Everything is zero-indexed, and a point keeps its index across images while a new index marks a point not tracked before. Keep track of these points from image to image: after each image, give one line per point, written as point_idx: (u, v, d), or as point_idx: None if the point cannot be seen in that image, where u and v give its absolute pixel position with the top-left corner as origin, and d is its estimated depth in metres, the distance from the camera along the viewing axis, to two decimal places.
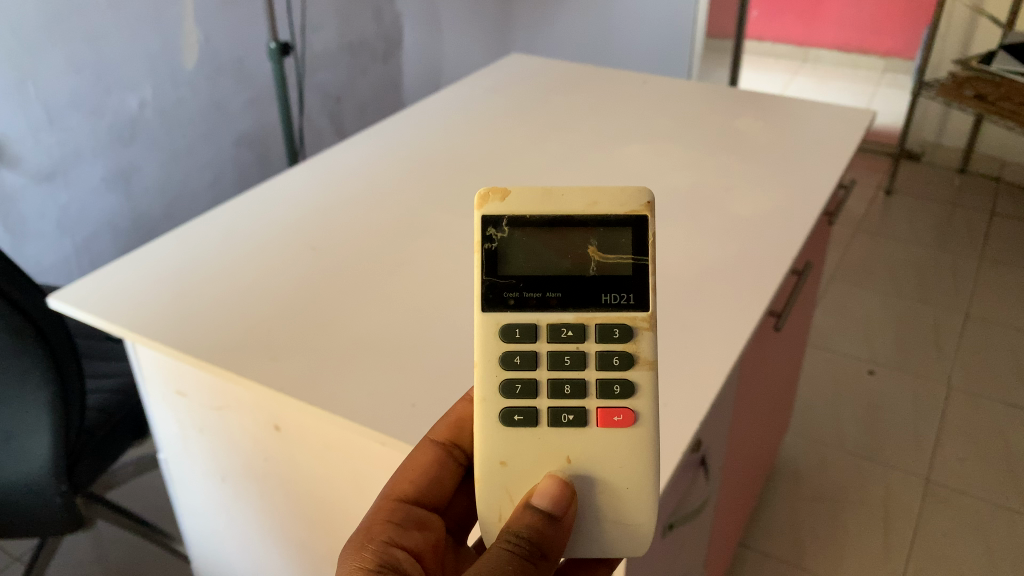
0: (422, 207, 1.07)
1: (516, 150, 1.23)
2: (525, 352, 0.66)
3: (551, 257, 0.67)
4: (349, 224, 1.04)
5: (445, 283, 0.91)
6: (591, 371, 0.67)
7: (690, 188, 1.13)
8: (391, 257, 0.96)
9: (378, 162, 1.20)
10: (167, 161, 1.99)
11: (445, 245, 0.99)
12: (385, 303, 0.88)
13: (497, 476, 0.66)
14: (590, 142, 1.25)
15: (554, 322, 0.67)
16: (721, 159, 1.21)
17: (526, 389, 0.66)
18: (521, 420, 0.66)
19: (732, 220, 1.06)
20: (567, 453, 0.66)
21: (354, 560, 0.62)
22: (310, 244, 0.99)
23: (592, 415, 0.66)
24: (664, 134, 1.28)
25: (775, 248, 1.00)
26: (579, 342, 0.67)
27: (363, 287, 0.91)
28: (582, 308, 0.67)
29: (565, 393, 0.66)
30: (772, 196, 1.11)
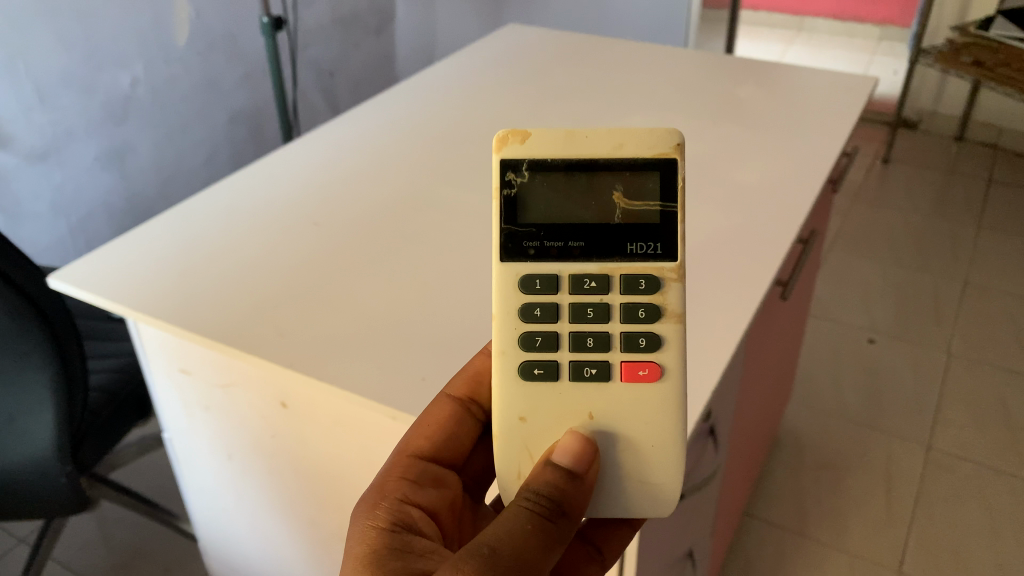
0: (425, 179, 1.07)
1: (517, 121, 1.21)
2: (546, 305, 0.68)
3: (576, 204, 0.69)
4: (352, 197, 1.03)
5: (452, 255, 0.91)
6: (615, 323, 0.68)
7: (694, 158, 1.12)
8: (396, 231, 0.96)
9: (376, 135, 1.18)
10: (160, 139, 1.97)
11: (451, 216, 0.98)
12: (392, 276, 0.88)
13: (518, 431, 0.68)
14: (590, 113, 1.24)
15: (577, 274, 0.68)
16: (723, 127, 1.20)
17: (547, 342, 0.68)
18: (541, 373, 0.68)
19: (737, 189, 1.05)
20: (587, 408, 0.68)
21: (367, 521, 0.64)
22: (313, 217, 0.98)
23: (615, 368, 0.68)
24: (664, 104, 1.27)
25: (781, 217, 1.00)
26: (603, 294, 0.68)
27: (370, 260, 0.91)
28: (606, 258, 0.68)
29: (587, 347, 0.68)
30: (776, 163, 1.11)
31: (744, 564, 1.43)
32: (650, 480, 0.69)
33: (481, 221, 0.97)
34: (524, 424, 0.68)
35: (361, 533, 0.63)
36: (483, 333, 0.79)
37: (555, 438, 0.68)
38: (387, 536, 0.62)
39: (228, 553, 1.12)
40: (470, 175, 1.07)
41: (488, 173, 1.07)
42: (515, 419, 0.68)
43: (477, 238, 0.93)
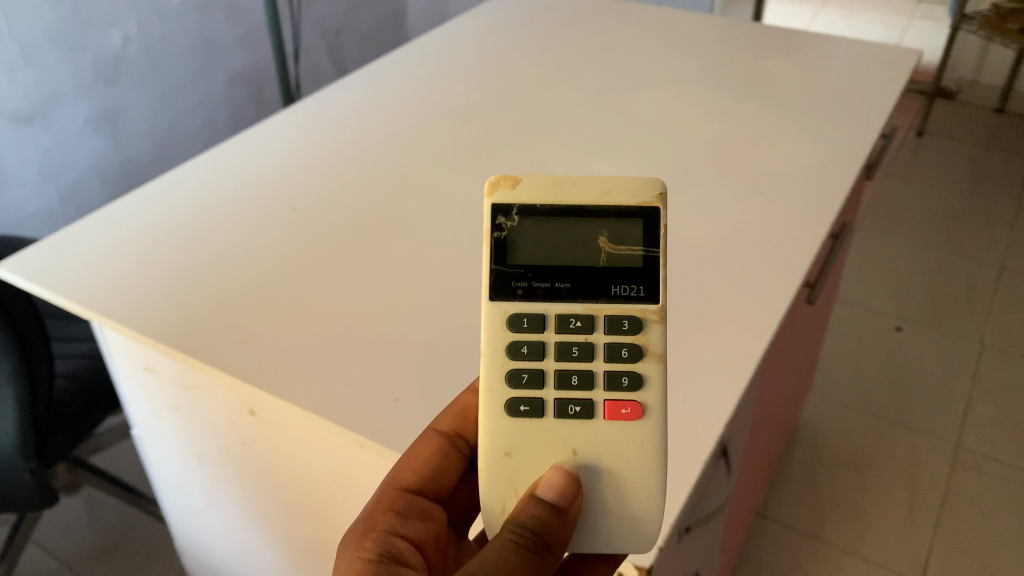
0: (416, 163, 0.97)
1: (522, 95, 1.11)
2: (533, 343, 0.59)
3: (560, 249, 0.61)
4: (335, 182, 0.93)
5: (439, 253, 0.81)
6: (602, 363, 0.59)
7: (715, 141, 1.01)
8: (380, 220, 0.86)
9: (368, 109, 1.08)
10: (155, 101, 1.88)
11: (441, 207, 0.88)
12: (371, 277, 0.78)
13: (501, 468, 0.58)
14: (603, 87, 1.13)
15: (562, 313, 0.60)
16: (749, 106, 1.09)
17: (533, 379, 0.58)
18: (529, 411, 0.58)
19: (762, 178, 0.95)
20: (570, 446, 0.58)
21: (349, 560, 0.54)
22: (291, 204, 0.89)
23: (601, 408, 0.58)
24: (685, 78, 1.15)
25: (811, 211, 0.89)
26: (588, 334, 0.59)
27: (349, 257, 0.81)
28: (591, 300, 0.60)
29: (569, 386, 0.59)
30: (808, 149, 1.00)
31: (755, 569, 1.35)
32: (632, 512, 0.58)
33: (475, 212, 0.87)
34: (509, 461, 0.58)
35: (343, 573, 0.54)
36: (467, 348, 0.70)
37: (537, 476, 0.58)
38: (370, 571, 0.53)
39: (205, 554, 1.05)
40: (465, 159, 0.97)
41: (485, 157, 0.97)
42: (500, 453, 0.58)
43: (469, 234, 0.84)
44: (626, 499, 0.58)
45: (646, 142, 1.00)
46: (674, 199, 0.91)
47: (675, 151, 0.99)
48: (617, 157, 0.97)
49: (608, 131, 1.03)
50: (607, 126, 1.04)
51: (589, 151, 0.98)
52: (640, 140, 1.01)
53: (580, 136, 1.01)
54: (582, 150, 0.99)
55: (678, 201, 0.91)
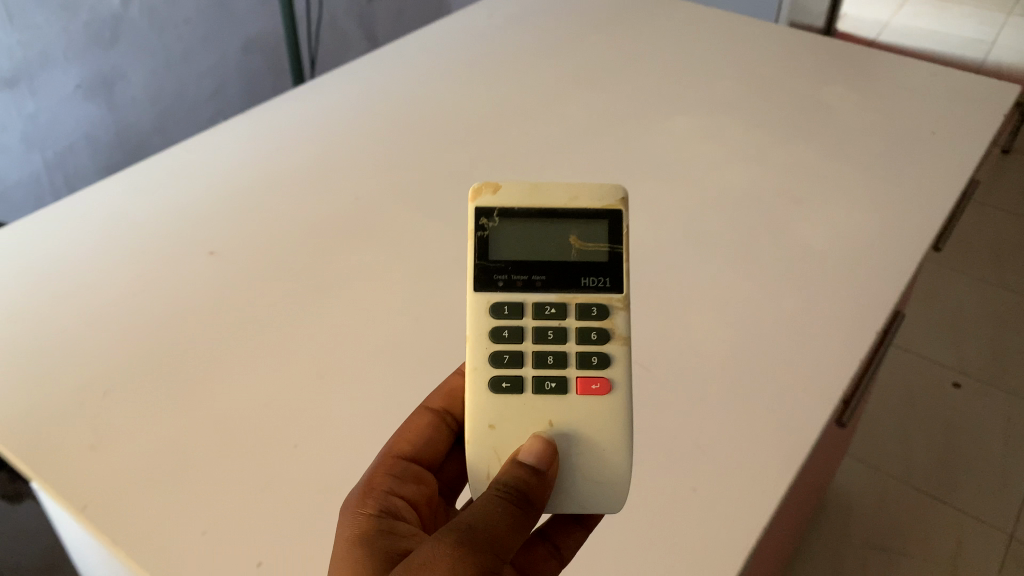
0: (375, 198, 0.80)
1: (523, 115, 0.92)
2: (513, 327, 0.56)
3: (533, 249, 0.59)
4: (270, 217, 0.77)
5: (369, 339, 0.64)
6: (573, 344, 0.56)
7: (747, 193, 0.82)
8: (311, 277, 0.70)
9: (334, 121, 0.91)
10: (158, 68, 1.74)
11: (389, 267, 0.71)
12: (276, 366, 0.62)
13: (486, 438, 0.54)
14: (621, 111, 0.94)
15: (536, 300, 0.58)
16: (796, 149, 0.89)
17: (512, 360, 0.55)
18: (513, 388, 0.55)
19: (800, 250, 0.76)
20: (549, 418, 0.54)
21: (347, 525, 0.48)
22: (209, 245, 0.73)
23: (575, 382, 0.55)
24: (721, 106, 0.95)
25: (857, 303, 0.70)
26: (561, 318, 0.57)
27: (254, 332, 0.65)
28: (564, 290, 0.58)
29: (542, 364, 0.56)
30: (864, 214, 0.79)
31: None
32: (608, 475, 0.53)
33: (429, 278, 0.70)
34: (495, 431, 0.54)
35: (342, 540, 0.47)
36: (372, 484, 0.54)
37: (519, 443, 0.53)
38: (371, 537, 0.47)
39: None
40: (434, 199, 0.80)
41: (458, 200, 0.80)
42: (484, 424, 0.54)
43: (414, 314, 0.67)
44: (599, 462, 0.54)
45: (659, 194, 0.82)
46: (682, 274, 0.72)
47: (695, 205, 0.80)
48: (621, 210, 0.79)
49: (615, 174, 0.84)
50: (615, 167, 0.85)
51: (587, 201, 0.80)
52: (651, 190, 0.82)
53: (581, 177, 0.83)
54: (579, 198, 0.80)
55: (686, 277, 0.72)
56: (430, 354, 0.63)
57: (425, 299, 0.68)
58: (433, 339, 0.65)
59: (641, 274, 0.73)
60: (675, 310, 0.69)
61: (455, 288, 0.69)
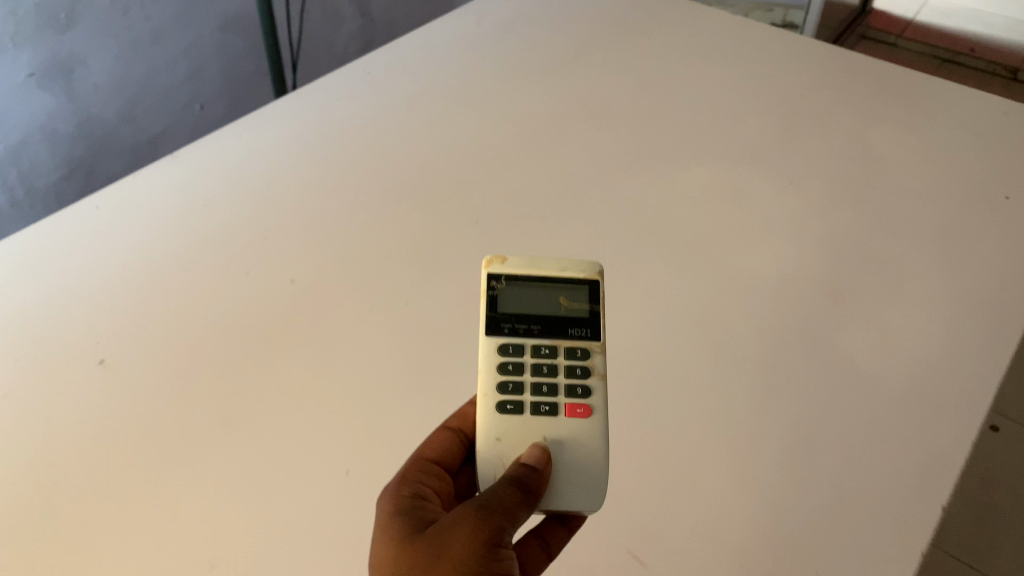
0: (315, 282, 0.65)
1: (509, 165, 0.76)
2: (515, 354, 0.53)
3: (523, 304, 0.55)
4: (181, 310, 0.63)
5: (280, 512, 0.51)
6: (564, 374, 0.53)
7: (778, 279, 0.67)
8: (222, 408, 0.56)
9: (275, 167, 0.75)
10: (122, 51, 1.39)
11: (318, 395, 0.57)
12: (155, 549, 0.49)
13: (490, 451, 0.50)
14: (625, 160, 0.77)
15: (530, 334, 0.54)
16: (838, 217, 0.72)
17: (513, 385, 0.52)
18: (516, 409, 0.51)
19: (842, 362, 0.60)
20: (542, 437, 0.50)
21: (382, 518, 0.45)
22: (100, 350, 0.60)
23: (565, 407, 0.52)
24: (747, 153, 0.79)
25: (914, 445, 0.55)
26: (556, 351, 0.54)
27: (136, 491, 0.52)
28: (556, 330, 0.55)
29: (534, 389, 0.52)
30: (921, 316, 0.64)
31: None
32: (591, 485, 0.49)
33: (370, 409, 0.56)
34: (499, 445, 0.50)
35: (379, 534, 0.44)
36: None
37: (516, 452, 0.50)
38: (403, 517, 0.44)
39: None
40: (388, 289, 0.65)
41: (417, 294, 0.64)
42: (489, 438, 0.50)
43: (343, 469, 0.53)
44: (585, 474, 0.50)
45: (667, 281, 0.66)
46: (690, 403, 0.57)
47: (712, 298, 0.65)
48: (616, 311, 0.64)
49: (614, 253, 0.68)
50: (614, 242, 0.69)
51: None
52: (656, 277, 0.66)
53: (571, 258, 0.67)
54: None
55: (694, 408, 0.57)
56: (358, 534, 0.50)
57: (360, 447, 0.54)
58: (363, 510, 0.51)
59: (637, 401, 0.58)
60: (676, 462, 0.54)
61: (398, 428, 0.56)
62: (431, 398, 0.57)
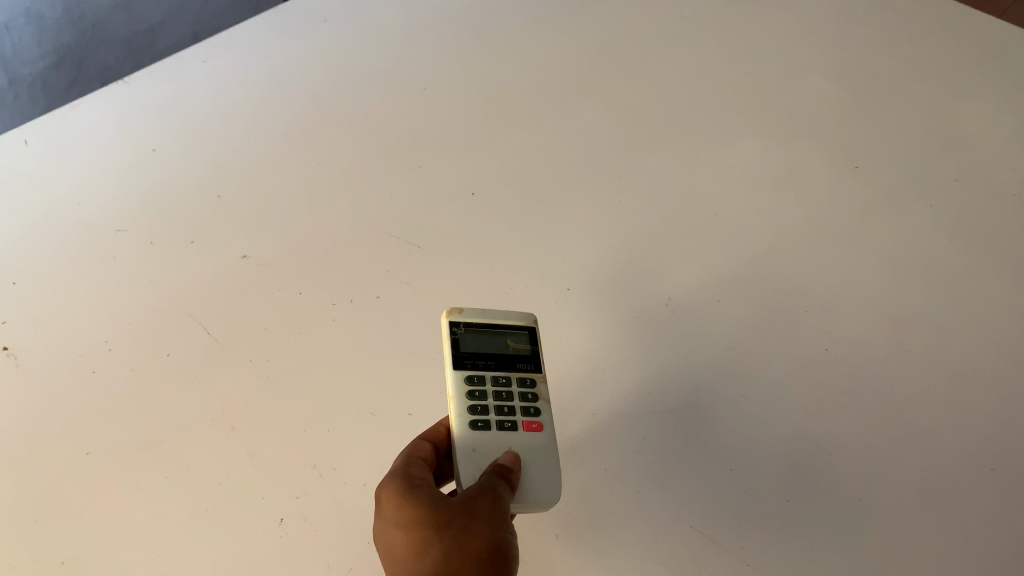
0: (268, 264, 0.54)
1: (514, 114, 0.63)
2: (473, 371, 0.43)
3: (470, 341, 0.44)
4: (105, 292, 0.53)
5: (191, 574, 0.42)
6: (516, 385, 0.43)
7: (823, 280, 0.55)
8: (139, 421, 0.47)
9: (240, 110, 0.63)
10: None
11: (256, 416, 0.47)
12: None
13: (468, 464, 0.39)
14: (663, 118, 0.63)
15: (473, 344, 0.44)
16: (922, 213, 0.58)
17: (470, 398, 0.42)
18: (486, 425, 0.41)
19: (893, 398, 0.50)
20: (514, 448, 0.40)
21: (389, 506, 0.36)
22: (6, 336, 0.51)
23: (526, 419, 0.42)
24: (817, 115, 0.63)
25: (971, 518, 0.45)
26: (502, 361, 0.44)
27: (19, 529, 0.44)
28: (498, 337, 0.45)
29: (493, 401, 0.42)
30: (995, 341, 0.52)
31: None
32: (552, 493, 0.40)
33: (313, 427, 0.47)
34: (475, 458, 0.39)
35: (393, 526, 0.35)
36: None
37: (492, 458, 0.39)
38: (418, 494, 0.36)
39: None
40: (355, 279, 0.53)
41: (389, 287, 0.53)
42: (463, 451, 0.39)
43: (277, 515, 0.44)
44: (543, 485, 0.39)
45: (696, 289, 0.54)
46: (700, 454, 0.47)
47: (743, 301, 0.54)
48: (629, 327, 0.52)
49: (635, 249, 0.56)
50: (636, 233, 0.56)
51: (582, 305, 0.53)
52: (684, 283, 0.54)
53: (582, 255, 0.55)
54: (570, 295, 0.53)
55: (711, 468, 0.47)
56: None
57: (301, 488, 0.45)
58: None
59: (644, 451, 0.47)
60: (682, 539, 0.44)
61: (348, 467, 0.45)
62: (392, 428, 0.47)
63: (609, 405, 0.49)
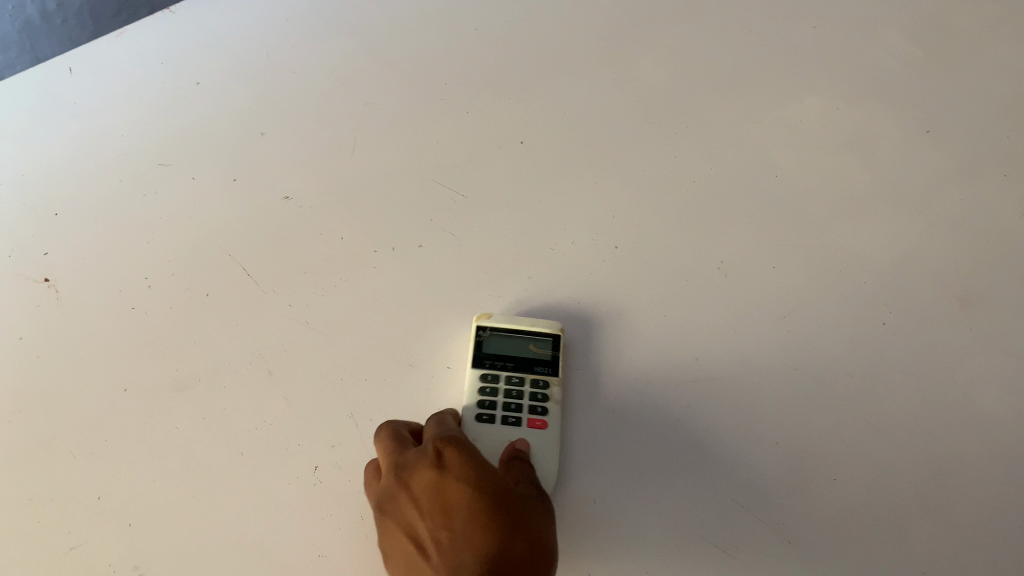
0: (311, 206, 0.53)
1: (568, 57, 0.60)
2: (490, 372, 0.45)
3: (495, 345, 0.46)
4: (147, 225, 0.53)
5: (225, 516, 0.42)
6: (529, 384, 0.45)
7: (887, 249, 0.52)
8: (174, 356, 0.47)
9: (285, 42, 0.62)
10: None
11: (295, 360, 0.47)
12: (76, 541, 0.42)
13: None
14: (722, 70, 0.60)
15: (496, 345, 0.46)
16: (1002, 183, 0.54)
17: (481, 393, 0.44)
18: (490, 419, 0.43)
19: (948, 375, 0.47)
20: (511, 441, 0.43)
21: (456, 468, 0.36)
22: (48, 264, 0.51)
23: (530, 416, 0.44)
24: (891, 74, 0.60)
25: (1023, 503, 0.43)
26: (520, 361, 0.46)
27: (55, 456, 0.44)
28: (521, 337, 0.46)
29: (502, 397, 0.44)
30: None
31: None
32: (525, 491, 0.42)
33: (347, 371, 0.46)
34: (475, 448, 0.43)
35: (467, 485, 0.35)
36: None
37: (491, 450, 0.42)
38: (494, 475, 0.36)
39: None
40: (396, 226, 0.52)
41: (431, 237, 0.52)
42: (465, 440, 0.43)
43: (312, 463, 0.43)
44: None
45: (751, 255, 0.52)
46: (736, 421, 0.46)
47: (799, 266, 0.51)
48: (678, 291, 0.50)
49: (687, 209, 0.53)
50: (687, 188, 0.54)
51: (629, 264, 0.51)
52: (737, 247, 0.52)
53: (629, 209, 0.53)
54: (617, 254, 0.51)
55: (754, 442, 0.45)
56: (319, 559, 0.41)
57: (336, 437, 0.44)
58: (329, 528, 0.42)
59: (684, 420, 0.46)
60: (722, 515, 0.43)
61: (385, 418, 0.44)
62: (428, 382, 0.46)
63: (653, 372, 0.47)
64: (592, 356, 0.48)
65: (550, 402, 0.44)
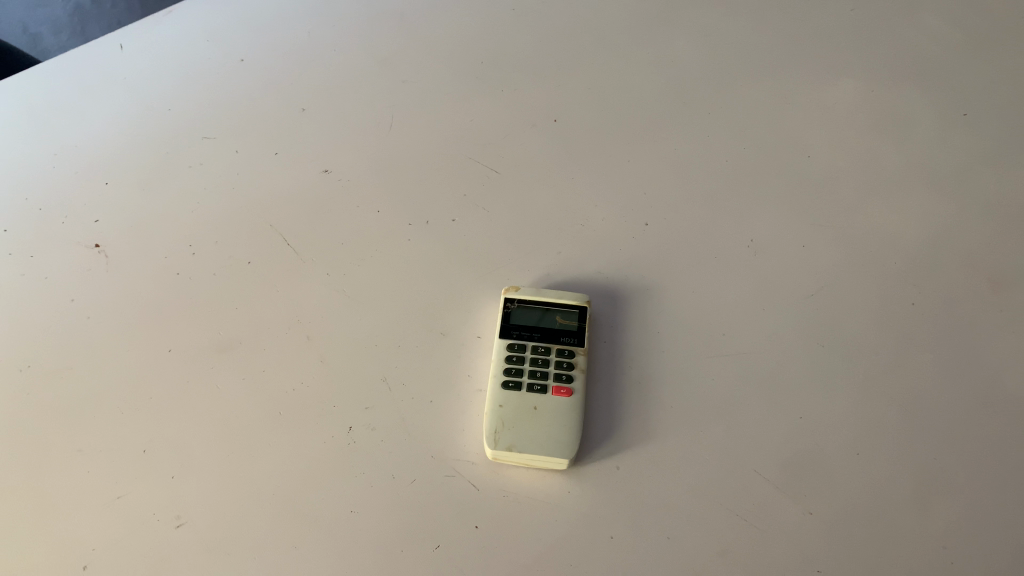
0: (349, 180, 0.55)
1: (604, 38, 0.61)
2: (518, 343, 0.46)
3: (523, 316, 0.47)
4: (191, 196, 0.55)
5: (262, 472, 0.44)
6: (555, 354, 0.46)
7: (918, 229, 0.52)
8: (215, 321, 0.49)
9: (328, 22, 0.63)
10: None
11: (332, 325, 0.48)
12: (121, 490, 0.44)
13: (494, 416, 0.44)
14: (758, 52, 0.60)
15: (524, 317, 0.47)
16: None
17: (507, 362, 0.46)
18: (516, 385, 0.45)
19: (975, 354, 0.47)
20: (535, 406, 0.44)
21: None
22: (98, 231, 0.53)
23: (555, 383, 0.45)
24: (929, 56, 0.59)
25: None
26: (547, 332, 0.47)
27: (104, 411, 0.46)
28: (548, 310, 0.47)
29: (528, 365, 0.45)
30: None
31: None
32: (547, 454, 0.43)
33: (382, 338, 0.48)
34: (501, 413, 0.44)
35: None
36: None
37: (516, 415, 0.43)
38: None
39: None
40: (432, 200, 0.53)
41: (464, 211, 0.53)
42: (492, 406, 0.44)
43: (347, 424, 0.45)
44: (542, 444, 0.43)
45: (780, 233, 0.52)
46: (761, 394, 0.46)
47: (828, 245, 0.51)
48: (707, 268, 0.51)
49: (717, 188, 0.54)
50: (719, 167, 0.55)
51: (658, 240, 0.52)
52: (768, 226, 0.52)
53: (660, 187, 0.54)
54: (646, 231, 0.52)
55: (780, 415, 0.46)
56: (352, 514, 0.43)
57: (371, 400, 0.45)
58: (361, 486, 0.43)
59: (709, 393, 0.46)
60: (745, 485, 0.44)
61: (417, 384, 0.46)
62: (460, 350, 0.47)
63: (680, 345, 0.48)
64: (620, 328, 0.49)
65: (577, 370, 0.45)
